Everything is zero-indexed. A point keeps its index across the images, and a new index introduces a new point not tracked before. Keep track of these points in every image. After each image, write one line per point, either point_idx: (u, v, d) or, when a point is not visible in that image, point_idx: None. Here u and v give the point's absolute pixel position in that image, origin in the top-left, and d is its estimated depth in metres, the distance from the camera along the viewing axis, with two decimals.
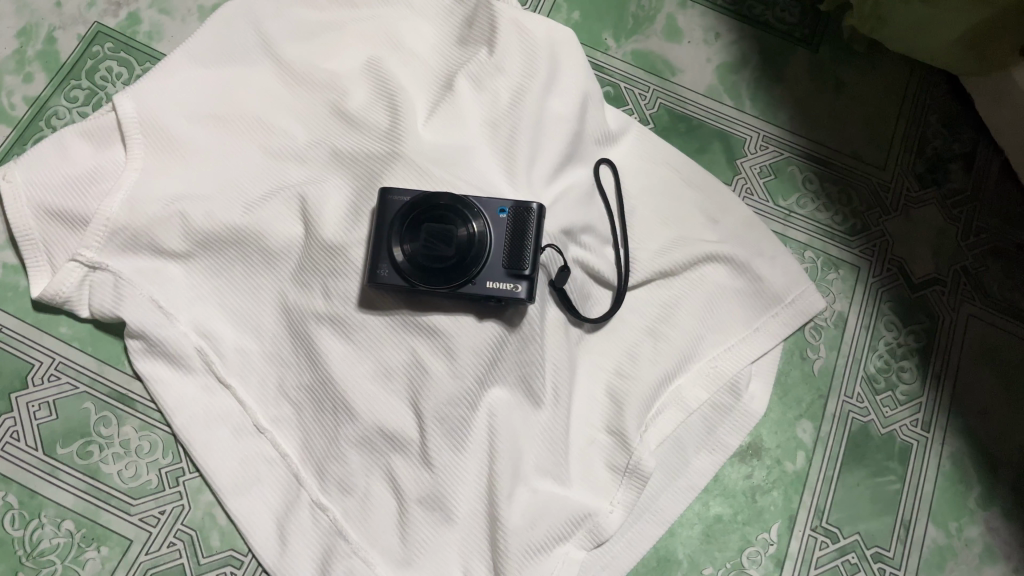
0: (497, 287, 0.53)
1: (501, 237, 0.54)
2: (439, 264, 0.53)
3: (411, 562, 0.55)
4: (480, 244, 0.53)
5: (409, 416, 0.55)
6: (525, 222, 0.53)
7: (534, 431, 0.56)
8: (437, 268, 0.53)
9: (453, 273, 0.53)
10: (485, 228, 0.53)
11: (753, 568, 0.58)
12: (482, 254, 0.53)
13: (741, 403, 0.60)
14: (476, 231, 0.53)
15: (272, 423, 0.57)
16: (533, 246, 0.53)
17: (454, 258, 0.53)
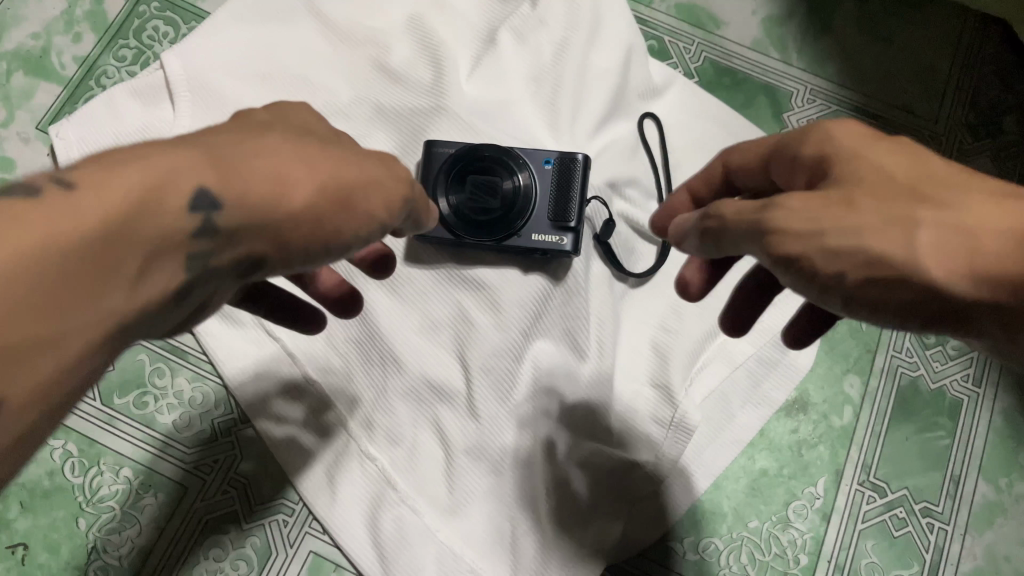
0: (542, 241, 0.53)
1: (547, 191, 0.54)
2: (485, 216, 0.54)
3: (460, 511, 0.55)
4: (526, 198, 0.53)
5: (455, 367, 0.56)
6: (569, 174, 0.54)
7: (578, 385, 0.56)
8: (483, 219, 0.54)
9: (499, 225, 0.54)
10: (530, 180, 0.54)
11: (799, 522, 0.57)
12: (528, 207, 0.53)
13: (789, 358, 0.59)
14: (522, 184, 0.54)
15: (321, 375, 0.57)
16: (578, 199, 0.53)
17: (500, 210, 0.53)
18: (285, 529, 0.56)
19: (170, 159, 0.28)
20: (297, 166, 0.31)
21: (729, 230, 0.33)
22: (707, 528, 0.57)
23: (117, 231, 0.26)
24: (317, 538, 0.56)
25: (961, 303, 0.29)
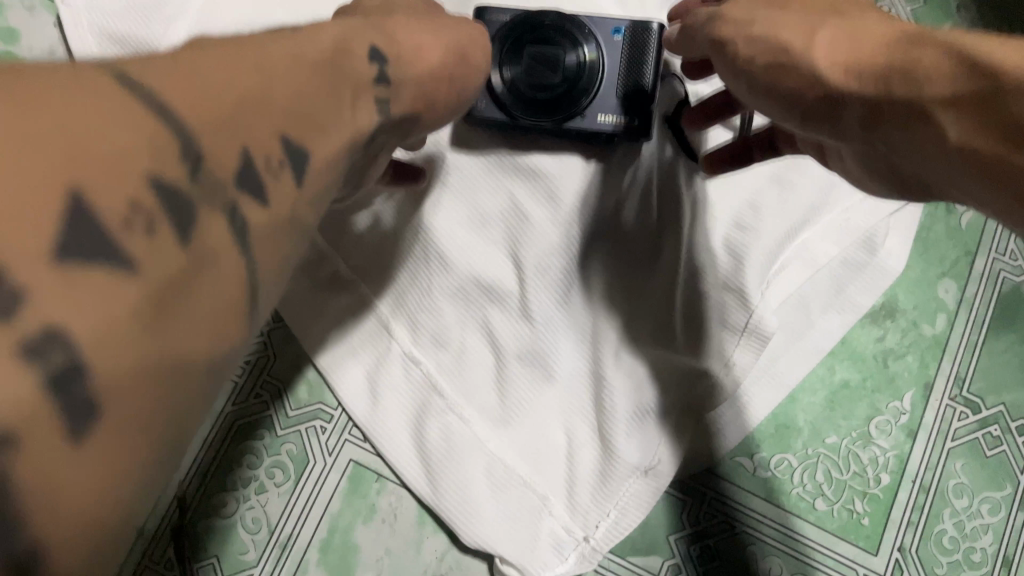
0: (610, 123, 0.47)
1: (617, 62, 0.47)
2: (544, 94, 0.47)
3: (511, 420, 0.50)
4: (593, 71, 0.46)
5: (506, 265, 0.51)
6: (644, 44, 0.46)
7: (641, 288, 0.51)
8: (542, 98, 0.47)
9: (561, 104, 0.47)
10: (597, 52, 0.46)
11: (882, 438, 0.52)
12: (595, 82, 0.46)
13: (878, 260, 0.53)
14: (588, 57, 0.46)
15: (358, 273, 0.52)
16: (652, 75, 0.46)
17: (563, 86, 0.46)
18: (323, 437, 0.52)
19: (343, 30, 0.31)
20: (427, 37, 0.35)
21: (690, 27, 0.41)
22: (781, 444, 0.52)
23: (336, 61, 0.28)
24: (357, 446, 0.51)
25: (833, 95, 0.33)
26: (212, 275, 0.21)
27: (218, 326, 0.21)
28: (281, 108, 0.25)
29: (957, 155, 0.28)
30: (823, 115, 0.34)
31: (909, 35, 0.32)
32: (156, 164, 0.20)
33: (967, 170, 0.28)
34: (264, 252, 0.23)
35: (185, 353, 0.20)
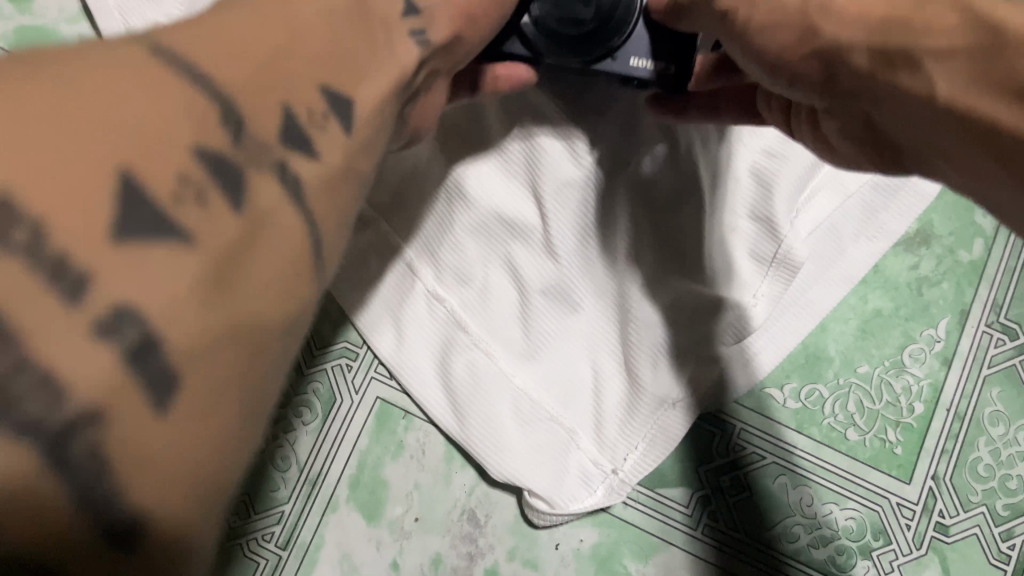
0: (645, 68, 0.41)
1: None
2: (574, 30, 0.40)
3: (537, 354, 0.50)
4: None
5: (527, 200, 0.49)
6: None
7: (671, 220, 0.49)
8: (570, 34, 0.40)
9: (591, 43, 0.40)
10: None
11: (915, 367, 0.51)
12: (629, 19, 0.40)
13: (913, 183, 0.51)
14: None
15: (377, 209, 0.50)
16: None
17: (595, 21, 0.40)
18: (349, 375, 0.52)
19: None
20: None
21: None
22: (811, 374, 0.51)
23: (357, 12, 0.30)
24: (383, 383, 0.52)
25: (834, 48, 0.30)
26: (264, 222, 0.22)
27: (291, 261, 0.23)
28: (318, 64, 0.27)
29: (950, 122, 0.26)
30: (809, 79, 0.32)
31: None
32: (199, 135, 0.22)
33: (966, 137, 0.25)
34: (320, 199, 0.25)
35: (243, 306, 0.21)
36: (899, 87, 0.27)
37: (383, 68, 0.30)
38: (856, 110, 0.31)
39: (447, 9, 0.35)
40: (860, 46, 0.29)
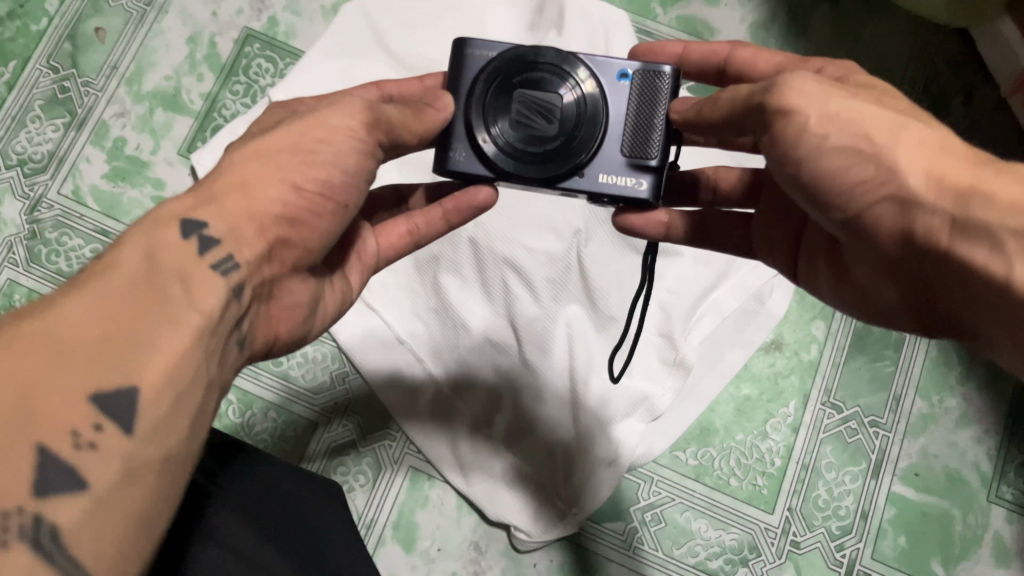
0: (637, 187, 0.55)
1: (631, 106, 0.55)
2: (545, 145, 0.55)
3: (519, 432, 0.74)
4: (594, 108, 0.55)
5: (506, 329, 0.76)
6: (654, 81, 0.55)
7: (602, 340, 0.75)
8: (543, 149, 0.55)
9: (561, 154, 0.55)
10: (594, 98, 0.55)
11: (775, 433, 0.75)
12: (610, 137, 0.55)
13: (766, 308, 0.76)
14: (583, 104, 0.55)
15: (409, 336, 0.76)
16: (659, 131, 0.55)
17: (564, 136, 0.55)
18: (390, 450, 0.76)
19: (147, 234, 0.39)
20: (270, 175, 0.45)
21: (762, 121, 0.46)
22: (704, 440, 0.75)
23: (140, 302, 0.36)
24: (414, 456, 0.75)
25: (909, 187, 0.40)
26: None
27: None
28: (88, 376, 0.33)
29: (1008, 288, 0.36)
30: (884, 214, 0.41)
31: (980, 156, 0.39)
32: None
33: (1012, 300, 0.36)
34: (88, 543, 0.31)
35: None
36: (974, 258, 0.37)
37: (173, 328, 0.36)
38: (912, 259, 0.41)
39: (247, 230, 0.43)
40: (940, 212, 0.39)
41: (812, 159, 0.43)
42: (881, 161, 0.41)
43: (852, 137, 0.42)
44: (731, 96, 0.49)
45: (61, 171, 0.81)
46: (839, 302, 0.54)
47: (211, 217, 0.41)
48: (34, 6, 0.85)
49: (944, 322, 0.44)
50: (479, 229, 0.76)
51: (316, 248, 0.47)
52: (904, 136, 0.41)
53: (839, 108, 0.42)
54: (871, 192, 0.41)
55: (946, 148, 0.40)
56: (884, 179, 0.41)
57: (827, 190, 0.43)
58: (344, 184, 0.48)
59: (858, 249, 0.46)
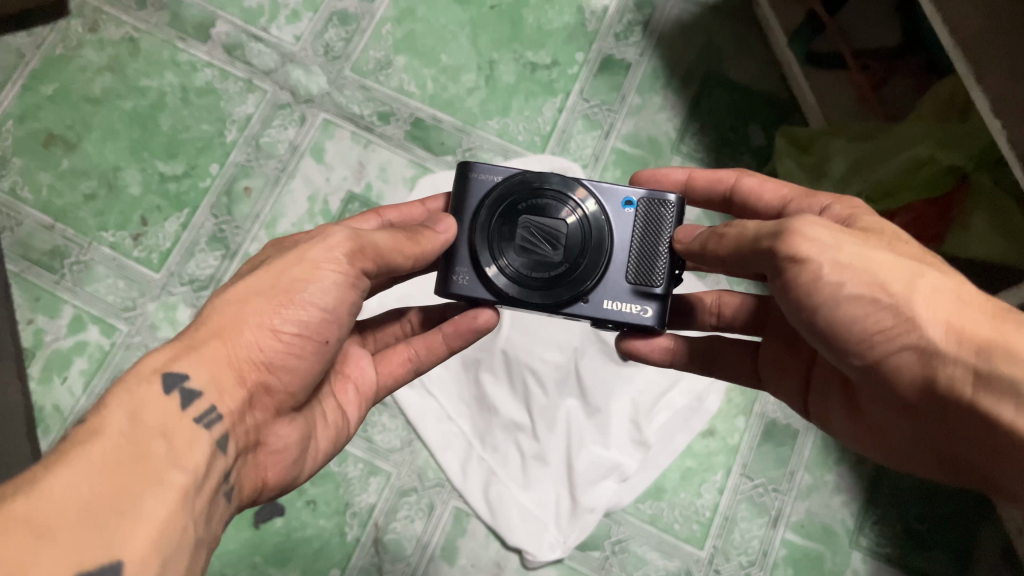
0: (646, 312, 0.76)
1: (646, 238, 0.77)
2: (558, 267, 0.77)
3: (530, 485, 1.07)
4: (600, 233, 0.77)
5: (524, 413, 1.09)
6: (659, 211, 0.77)
7: (590, 424, 1.09)
8: (557, 271, 0.77)
9: (575, 279, 0.76)
10: (602, 235, 0.77)
11: (707, 494, 1.08)
12: (624, 267, 0.77)
13: (704, 406, 1.10)
14: (592, 239, 0.77)
15: (456, 415, 1.10)
16: (659, 266, 0.76)
17: (571, 262, 0.77)
18: (441, 493, 1.08)
19: (134, 409, 0.55)
20: (262, 334, 0.63)
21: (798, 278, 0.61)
22: (658, 496, 1.08)
23: (125, 480, 0.51)
24: (458, 500, 1.07)
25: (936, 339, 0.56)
26: None
27: None
28: (84, 550, 0.47)
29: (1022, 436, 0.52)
30: (907, 360, 0.58)
31: (993, 307, 0.56)
32: None
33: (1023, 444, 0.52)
34: None
35: None
36: (1000, 407, 0.53)
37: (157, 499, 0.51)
38: (930, 399, 0.58)
39: (224, 394, 0.60)
40: (960, 365, 0.55)
41: (831, 308, 0.59)
42: (901, 313, 0.57)
43: (870, 289, 0.58)
44: (745, 229, 0.66)
45: (218, 288, 1.16)
46: (847, 430, 0.74)
47: (191, 373, 0.59)
48: (202, 169, 1.21)
49: (956, 442, 0.60)
50: (508, 343, 1.12)
51: (291, 387, 0.66)
52: (918, 291, 0.57)
53: (851, 255, 0.59)
54: (894, 337, 0.58)
55: (952, 298, 0.56)
56: (904, 326, 0.57)
57: (854, 331, 0.59)
58: (319, 324, 0.66)
59: (878, 388, 0.62)
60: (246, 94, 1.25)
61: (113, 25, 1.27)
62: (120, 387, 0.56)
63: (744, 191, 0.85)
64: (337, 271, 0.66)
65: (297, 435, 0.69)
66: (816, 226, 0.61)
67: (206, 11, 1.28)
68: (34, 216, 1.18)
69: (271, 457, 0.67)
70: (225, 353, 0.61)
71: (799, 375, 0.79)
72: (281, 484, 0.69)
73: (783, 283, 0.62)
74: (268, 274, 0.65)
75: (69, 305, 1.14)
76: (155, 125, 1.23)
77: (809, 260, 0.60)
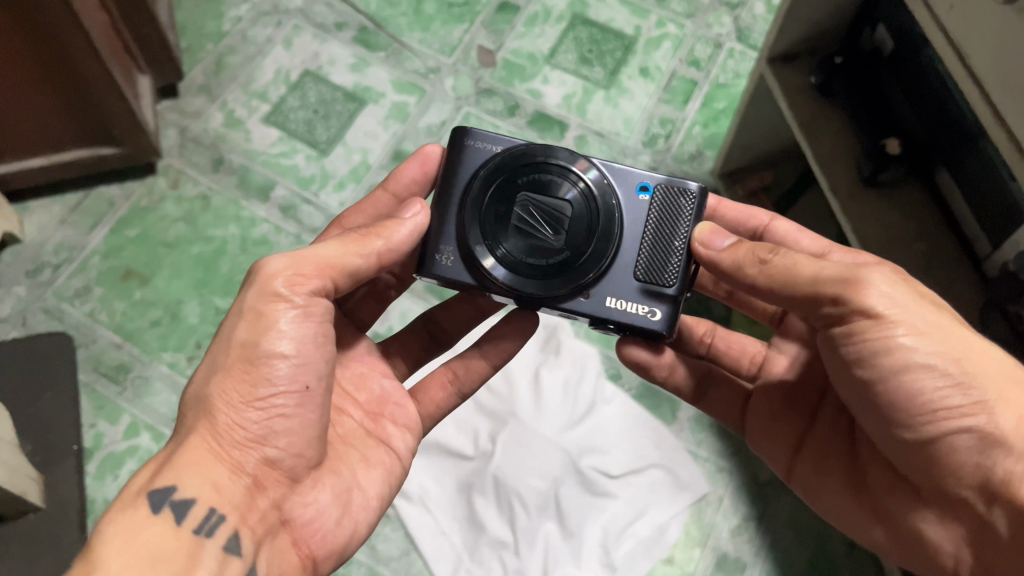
0: (654, 316, 0.88)
1: (661, 234, 0.90)
2: (559, 257, 0.88)
3: None
4: (608, 220, 0.89)
5: (508, 534, 1.26)
6: (677, 202, 0.90)
7: (565, 546, 1.25)
8: (558, 261, 0.88)
9: (579, 273, 0.88)
10: (617, 226, 0.89)
11: None
12: (637, 266, 0.89)
13: (663, 537, 1.27)
14: (605, 231, 0.88)
15: (449, 531, 1.26)
16: (668, 270, 0.89)
17: (569, 252, 0.88)
18: None
19: (123, 546, 0.67)
20: (229, 404, 0.76)
21: (870, 340, 0.77)
22: None
23: None
24: None
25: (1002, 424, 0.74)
26: None
27: None
28: None
29: None
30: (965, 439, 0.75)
31: None
32: None
33: None
34: None
35: None
36: None
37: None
38: (975, 473, 0.76)
39: (202, 501, 0.73)
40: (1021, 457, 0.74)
41: (912, 375, 0.76)
42: (973, 397, 0.75)
43: (946, 365, 0.75)
44: (797, 263, 0.80)
45: None
46: (839, 489, 0.91)
47: (181, 487, 0.72)
48: None
49: (971, 514, 0.78)
50: (498, 469, 1.29)
51: (291, 453, 0.79)
52: (986, 378, 0.75)
53: (926, 324, 0.76)
54: (962, 414, 0.75)
55: (1014, 385, 0.76)
56: (973, 405, 0.75)
57: (923, 401, 0.76)
58: (297, 372, 0.79)
59: (917, 459, 0.80)
60: (295, 246, 1.49)
61: (191, 184, 1.54)
62: (115, 514, 0.70)
63: (773, 231, 1.03)
64: (291, 310, 0.79)
65: (323, 495, 0.81)
66: (894, 288, 0.77)
67: (270, 177, 1.55)
68: (107, 336, 1.40)
69: (305, 528, 0.79)
70: (209, 447, 0.75)
71: (790, 433, 0.98)
72: (332, 549, 0.81)
73: (858, 337, 0.78)
74: (222, 353, 0.78)
75: (127, 414, 1.34)
76: (216, 267, 1.47)
77: (894, 322, 0.76)
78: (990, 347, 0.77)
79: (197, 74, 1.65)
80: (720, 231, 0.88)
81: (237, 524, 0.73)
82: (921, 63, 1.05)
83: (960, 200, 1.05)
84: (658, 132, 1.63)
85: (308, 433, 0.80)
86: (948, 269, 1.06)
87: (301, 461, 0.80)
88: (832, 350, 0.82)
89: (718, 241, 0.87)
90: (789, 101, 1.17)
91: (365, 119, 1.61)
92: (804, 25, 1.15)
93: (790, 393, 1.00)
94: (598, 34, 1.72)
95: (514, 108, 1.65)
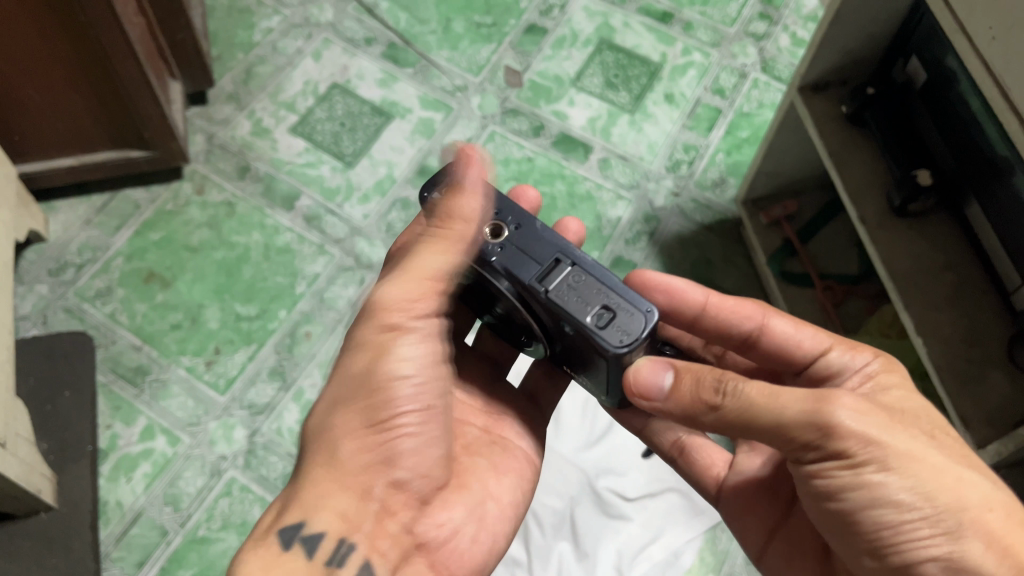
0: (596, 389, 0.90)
1: (585, 354, 0.80)
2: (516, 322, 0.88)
3: None
4: (535, 325, 0.82)
5: (522, 551, 1.25)
6: (589, 351, 0.76)
7: (578, 566, 1.24)
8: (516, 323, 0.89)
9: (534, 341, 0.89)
10: (546, 330, 0.82)
11: None
12: (574, 360, 0.85)
13: (678, 561, 1.26)
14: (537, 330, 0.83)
15: None
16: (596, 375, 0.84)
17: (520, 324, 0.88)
18: None
19: None
20: (351, 440, 0.79)
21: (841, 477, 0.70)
22: None
23: None
24: None
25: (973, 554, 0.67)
26: None
27: None
28: None
29: None
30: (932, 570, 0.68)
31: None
32: None
33: None
34: None
35: None
36: None
37: None
38: None
39: (332, 529, 0.76)
40: None
41: (879, 509, 0.69)
42: (941, 527, 0.68)
43: (914, 499, 0.68)
44: (751, 402, 0.70)
45: (272, 414, 1.35)
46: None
47: (313, 522, 0.76)
48: (272, 313, 1.44)
49: None
50: None
51: (415, 476, 0.82)
52: (959, 506, 0.68)
53: (899, 458, 0.69)
54: (929, 545, 0.69)
55: (992, 513, 0.69)
56: (940, 536, 0.68)
57: (889, 532, 0.69)
58: (426, 394, 0.82)
59: None
60: (317, 256, 1.50)
61: (216, 190, 1.55)
62: (250, 552, 0.75)
63: (771, 334, 0.90)
64: (412, 336, 0.82)
65: (455, 515, 0.86)
66: (858, 417, 0.69)
67: (295, 187, 1.56)
68: (126, 338, 1.40)
69: (442, 548, 0.83)
70: (333, 480, 0.78)
71: (765, 522, 0.90)
72: (471, 564, 0.85)
73: (824, 473, 0.71)
74: (344, 387, 0.81)
75: (143, 416, 1.34)
76: (238, 273, 1.47)
77: (860, 458, 0.69)
78: (968, 472, 0.70)
79: (226, 83, 1.66)
80: (658, 363, 0.76)
81: (368, 553, 0.77)
82: (951, 95, 1.06)
83: (991, 233, 1.06)
84: (682, 157, 1.64)
85: (431, 452, 0.83)
86: (977, 302, 1.06)
87: (429, 482, 0.84)
88: (796, 475, 0.75)
89: (659, 377, 0.75)
90: (819, 130, 1.18)
91: (391, 133, 1.62)
92: (836, 55, 1.17)
93: (767, 482, 0.91)
94: (624, 59, 1.74)
95: (539, 128, 1.66)
